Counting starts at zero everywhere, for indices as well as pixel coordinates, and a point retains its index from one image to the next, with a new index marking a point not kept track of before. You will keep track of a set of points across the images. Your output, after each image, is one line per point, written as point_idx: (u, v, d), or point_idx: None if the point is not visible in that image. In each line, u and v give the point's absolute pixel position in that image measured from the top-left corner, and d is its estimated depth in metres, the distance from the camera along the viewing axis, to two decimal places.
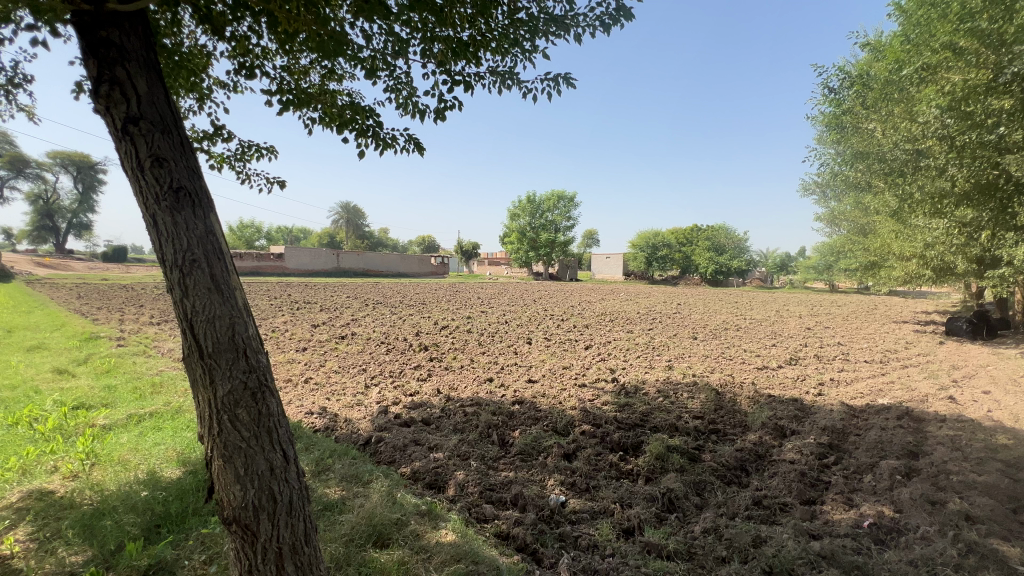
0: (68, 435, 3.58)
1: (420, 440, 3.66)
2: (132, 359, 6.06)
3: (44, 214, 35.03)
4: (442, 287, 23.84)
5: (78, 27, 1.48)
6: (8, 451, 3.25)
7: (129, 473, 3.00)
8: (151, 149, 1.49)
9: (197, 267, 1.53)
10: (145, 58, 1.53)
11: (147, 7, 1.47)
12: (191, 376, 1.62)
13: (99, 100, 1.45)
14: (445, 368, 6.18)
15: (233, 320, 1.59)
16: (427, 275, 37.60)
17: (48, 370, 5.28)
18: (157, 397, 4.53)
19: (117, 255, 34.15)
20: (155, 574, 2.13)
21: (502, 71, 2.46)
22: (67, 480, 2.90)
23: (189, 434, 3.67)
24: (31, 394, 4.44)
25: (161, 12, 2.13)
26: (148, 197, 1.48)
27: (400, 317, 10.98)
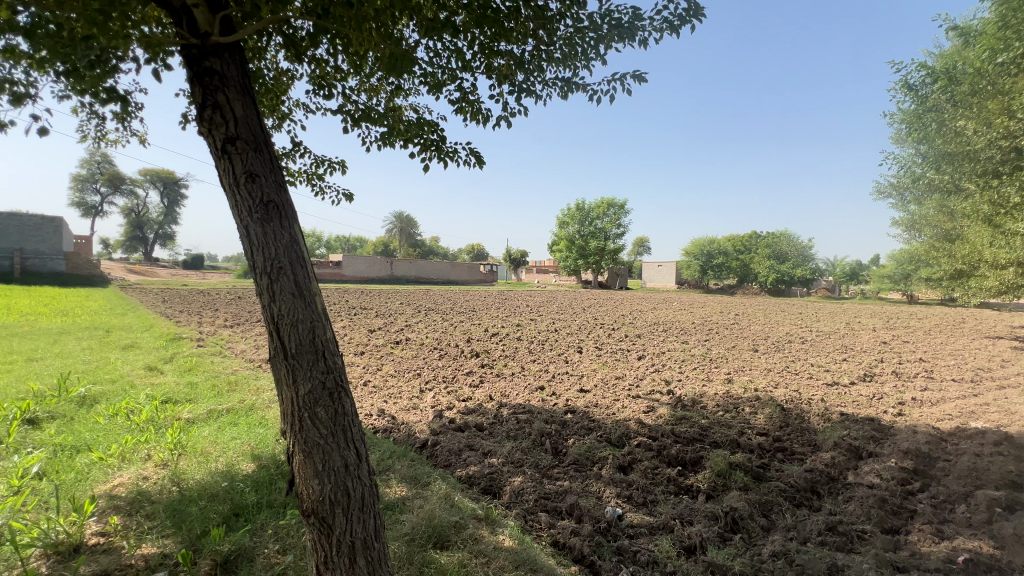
0: (158, 426, 3.94)
1: (475, 446, 3.71)
2: (210, 359, 6.57)
3: (136, 226, 38.92)
4: (491, 295, 24.11)
5: (187, 59, 1.65)
6: (109, 439, 3.62)
7: (210, 464, 3.25)
8: (245, 165, 1.63)
9: (283, 274, 1.66)
10: (242, 84, 1.68)
11: (244, 37, 1.62)
12: (276, 375, 1.75)
13: (203, 124, 1.62)
14: (497, 375, 6.24)
15: (314, 323, 1.71)
16: (476, 282, 38.22)
17: (141, 367, 5.84)
18: (233, 395, 4.89)
19: (195, 262, 37.24)
20: (236, 559, 2.30)
21: (566, 80, 2.50)
22: (159, 468, 3.19)
23: (262, 430, 3.94)
24: (127, 388, 4.92)
25: (250, 41, 2.34)
26: (242, 211, 1.63)
27: (451, 324, 11.21)
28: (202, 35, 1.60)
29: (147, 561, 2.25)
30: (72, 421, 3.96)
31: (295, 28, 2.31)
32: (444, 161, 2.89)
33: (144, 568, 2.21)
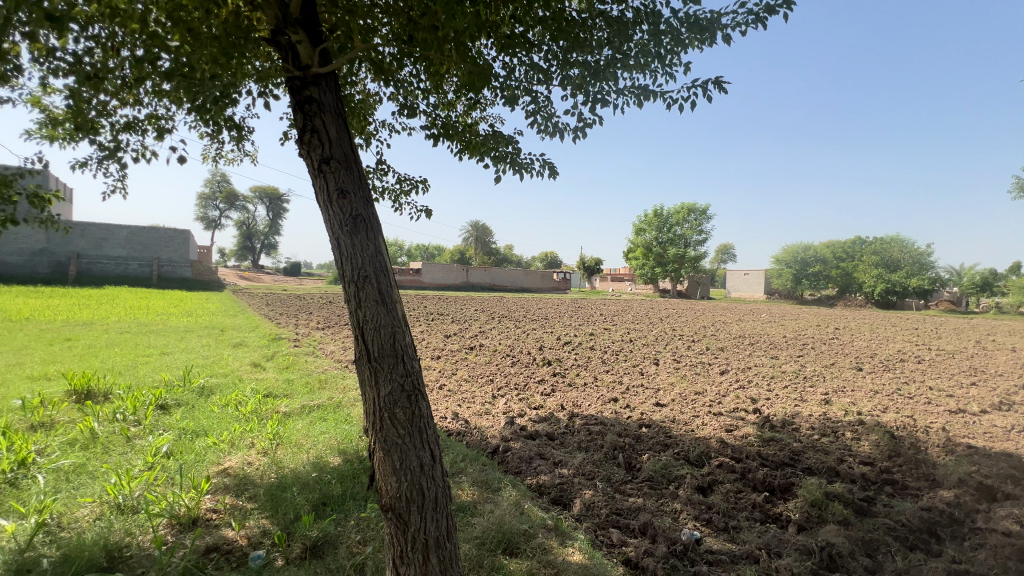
0: (261, 417, 4.38)
1: (545, 455, 3.70)
2: (304, 358, 7.19)
3: (247, 237, 43.79)
4: (564, 302, 23.96)
5: (291, 89, 1.85)
6: (222, 426, 4.09)
7: (303, 455, 3.55)
8: (337, 184, 1.78)
9: (368, 283, 1.78)
10: (336, 109, 1.85)
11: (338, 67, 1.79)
12: (360, 376, 1.88)
13: (304, 147, 1.80)
14: (568, 384, 6.18)
15: (395, 330, 1.82)
16: (548, 290, 38.21)
17: (248, 364, 6.54)
18: (323, 392, 5.31)
19: (294, 270, 41.01)
20: (323, 545, 2.48)
21: (642, 87, 2.46)
22: (260, 455, 3.54)
23: (347, 426, 4.23)
24: (237, 382, 5.53)
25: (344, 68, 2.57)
26: (335, 225, 1.78)
27: (524, 331, 11.30)
28: (303, 67, 1.80)
29: (249, 539, 2.51)
30: (193, 409, 4.53)
31: (384, 55, 2.51)
32: (519, 173, 2.95)
33: (248, 545, 2.47)
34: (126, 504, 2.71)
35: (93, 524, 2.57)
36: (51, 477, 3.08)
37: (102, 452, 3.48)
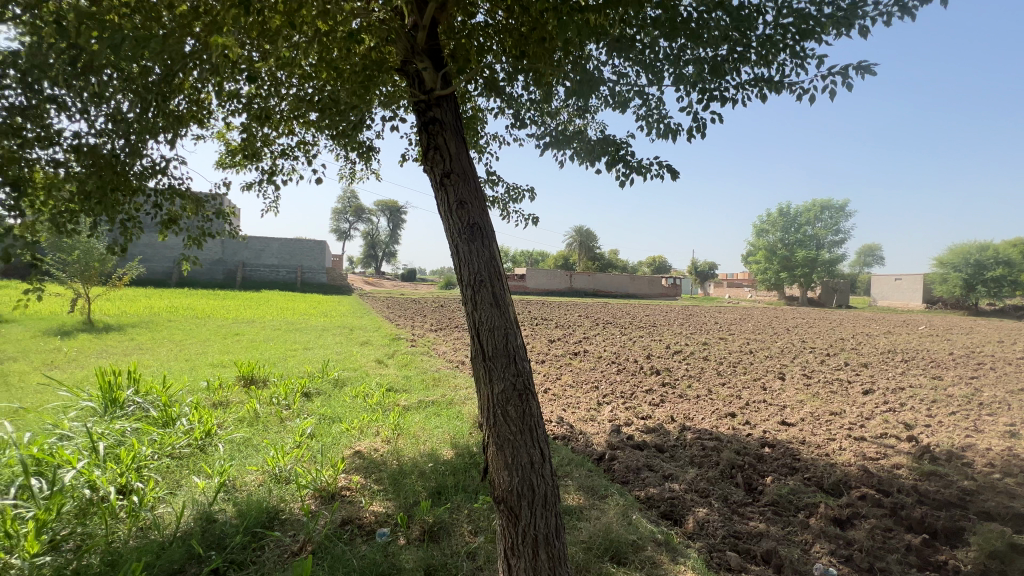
0: (384, 408, 4.85)
1: (654, 467, 3.57)
2: (421, 358, 7.77)
3: (372, 247, 48.61)
4: (674, 309, 22.70)
5: (418, 112, 2.06)
6: (354, 414, 4.61)
7: (420, 446, 3.85)
8: (456, 195, 1.93)
9: (483, 286, 1.90)
10: (455, 127, 2.02)
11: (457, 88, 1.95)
12: (475, 374, 2.00)
13: (428, 163, 1.98)
14: (679, 396, 5.86)
15: (508, 331, 1.92)
16: (656, 296, 36.58)
17: (373, 360, 7.26)
18: (437, 389, 5.69)
19: (410, 275, 44.49)
20: (439, 530, 2.66)
21: (765, 80, 2.32)
22: (385, 442, 3.91)
23: (458, 422, 4.49)
24: (365, 376, 6.18)
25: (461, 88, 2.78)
26: (454, 233, 1.93)
27: (630, 338, 10.96)
28: (427, 91, 2.01)
29: (377, 517, 2.80)
30: (330, 397, 5.17)
31: (497, 72, 2.71)
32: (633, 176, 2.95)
33: (375, 522, 2.75)
34: (282, 475, 3.19)
35: (257, 488, 3.06)
36: (227, 446, 3.74)
37: (263, 429, 4.13)
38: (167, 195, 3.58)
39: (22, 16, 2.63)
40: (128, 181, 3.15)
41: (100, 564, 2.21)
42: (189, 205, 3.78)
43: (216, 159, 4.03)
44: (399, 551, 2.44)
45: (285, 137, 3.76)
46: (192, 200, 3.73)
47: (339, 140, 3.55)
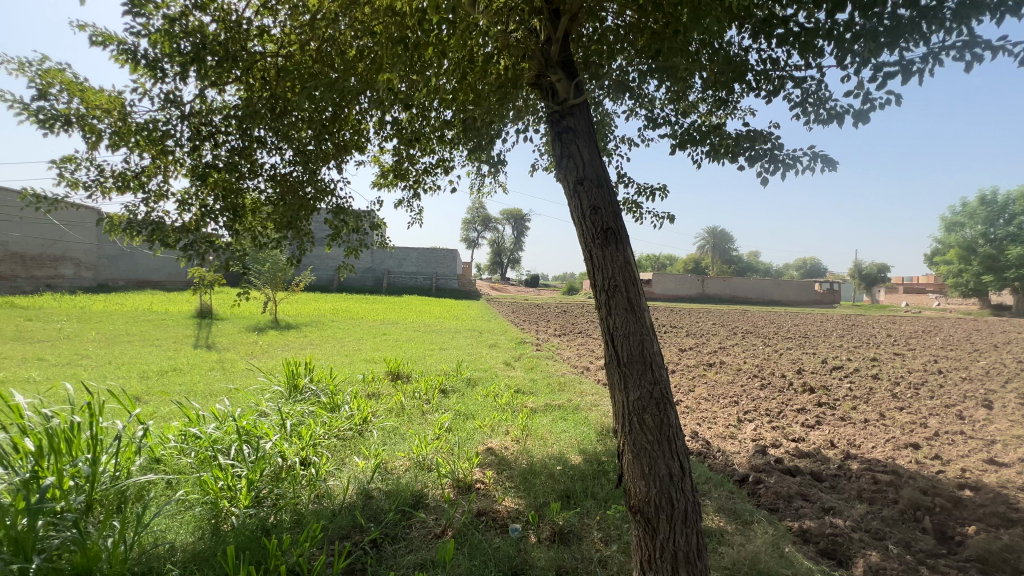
0: (513, 408, 5.04)
1: (810, 497, 3.14)
2: (546, 362, 7.92)
3: (498, 254, 51.08)
4: (829, 318, 19.75)
5: (551, 122, 2.15)
6: (486, 412, 4.88)
7: (548, 448, 3.92)
8: (590, 201, 1.96)
9: (618, 291, 1.90)
10: (588, 134, 2.07)
11: (590, 94, 2.00)
12: (609, 380, 2.00)
13: (561, 170, 2.04)
14: (841, 418, 5.07)
15: (643, 337, 1.89)
16: (806, 303, 32.27)
17: (502, 362, 7.60)
18: (563, 394, 5.73)
19: (534, 281, 45.68)
20: (569, 534, 2.68)
21: (964, 44, 2.03)
22: (514, 441, 4.07)
23: (585, 428, 4.47)
24: (495, 377, 6.49)
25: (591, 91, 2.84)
26: (586, 237, 1.95)
27: (776, 350, 9.80)
28: (562, 102, 2.11)
29: (510, 512, 2.92)
30: (465, 394, 5.54)
31: (627, 74, 2.75)
32: (787, 170, 2.82)
33: (508, 517, 2.88)
34: (425, 463, 3.51)
35: (405, 473, 3.40)
36: (379, 433, 4.23)
37: (408, 420, 4.59)
38: (336, 214, 4.21)
39: (241, 78, 3.32)
40: (308, 203, 3.78)
41: (290, 521, 2.67)
42: (352, 221, 4.40)
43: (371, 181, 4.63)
44: (531, 548, 2.51)
45: (427, 156, 4.18)
46: (353, 217, 4.34)
47: (474, 155, 3.83)
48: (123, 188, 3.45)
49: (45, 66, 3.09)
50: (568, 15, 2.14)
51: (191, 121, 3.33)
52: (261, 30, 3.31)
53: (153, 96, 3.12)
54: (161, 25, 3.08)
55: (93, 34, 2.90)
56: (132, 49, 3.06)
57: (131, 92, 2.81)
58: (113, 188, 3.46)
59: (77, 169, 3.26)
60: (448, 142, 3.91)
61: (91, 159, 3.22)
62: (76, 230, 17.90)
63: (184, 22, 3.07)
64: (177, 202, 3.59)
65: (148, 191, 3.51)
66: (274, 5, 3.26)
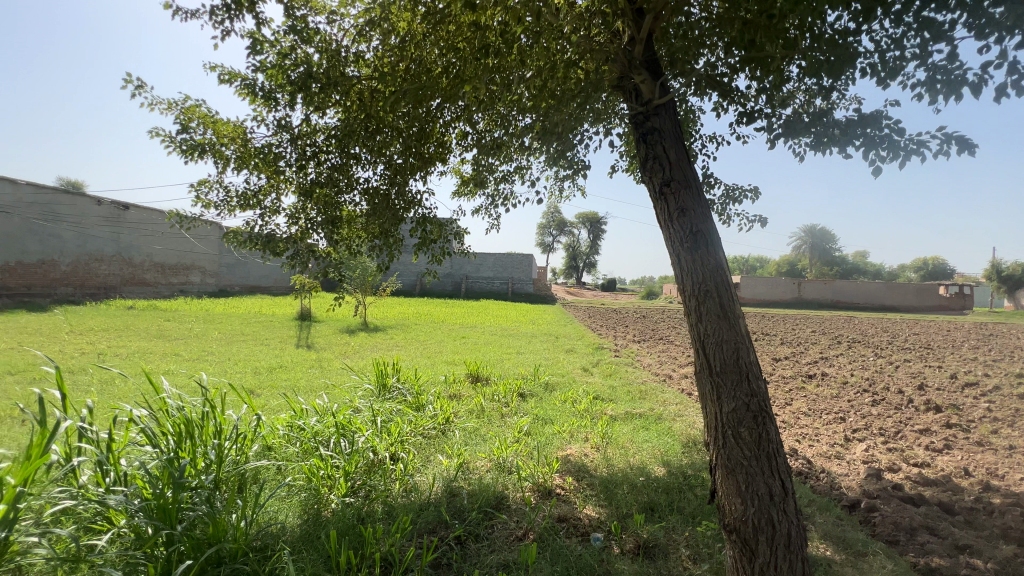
0: (592, 415, 4.96)
1: (938, 531, 2.75)
2: (625, 368, 7.70)
3: (573, 258, 50.70)
4: (958, 326, 17.19)
5: (635, 124, 2.24)
6: (564, 417, 4.85)
7: (629, 458, 3.81)
8: (677, 205, 2.04)
9: (709, 298, 1.97)
10: (674, 133, 2.14)
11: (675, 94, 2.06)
12: (701, 390, 2.06)
13: (647, 174, 2.14)
14: (977, 443, 4.38)
15: (738, 345, 1.95)
16: (927, 309, 28.35)
17: (579, 368, 7.51)
18: (643, 402, 5.54)
19: (610, 285, 44.75)
20: (654, 549, 2.58)
21: None
22: (594, 449, 4.00)
23: (669, 439, 4.28)
24: (572, 382, 6.43)
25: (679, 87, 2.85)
26: (676, 242, 2.03)
27: (891, 362, 8.70)
28: (646, 102, 2.19)
29: (591, 521, 2.88)
30: (543, 399, 5.56)
31: (718, 67, 2.71)
32: (909, 155, 2.57)
33: (589, 525, 2.84)
34: (506, 465, 3.57)
35: (486, 474, 3.48)
36: (461, 433, 4.37)
37: (489, 422, 4.70)
38: (421, 223, 4.45)
39: (339, 101, 3.62)
40: (397, 213, 4.03)
41: (382, 511, 2.84)
42: (435, 230, 4.62)
43: (452, 190, 4.83)
44: (614, 560, 2.46)
45: (506, 164, 4.29)
46: (436, 226, 4.55)
47: (553, 160, 3.85)
48: (244, 205, 3.92)
49: (185, 103, 3.60)
50: (653, 14, 2.11)
51: (298, 144, 3.70)
52: (357, 56, 3.61)
53: (268, 123, 3.52)
54: (275, 60, 3.47)
55: (222, 73, 3.33)
56: (251, 83, 3.48)
57: (250, 121, 3.19)
58: (237, 207, 3.93)
59: (208, 190, 3.75)
60: (525, 149, 3.98)
61: (220, 181, 3.69)
62: (203, 243, 20.52)
63: (293, 56, 3.44)
64: (286, 216, 4.00)
65: (264, 208, 3.95)
66: (368, 33, 3.53)
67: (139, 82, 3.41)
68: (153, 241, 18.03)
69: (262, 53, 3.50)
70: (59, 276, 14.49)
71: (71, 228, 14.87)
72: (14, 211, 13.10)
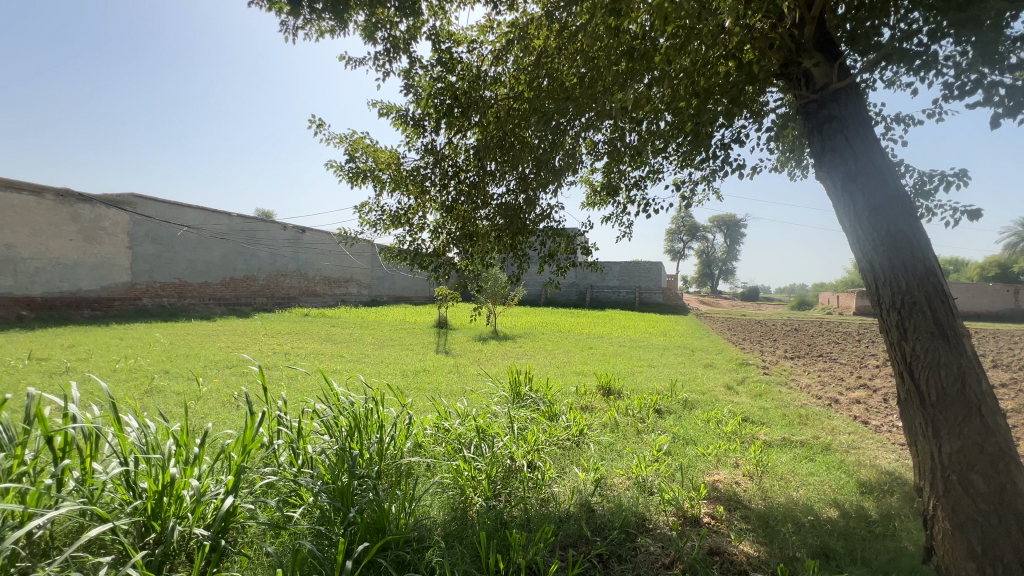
0: (741, 438, 4.48)
1: None
2: (778, 388, 6.81)
3: (708, 265, 47.04)
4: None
5: (808, 113, 2.43)
6: (708, 439, 4.46)
7: (792, 492, 3.35)
8: (869, 203, 2.18)
9: (917, 308, 2.07)
10: (856, 120, 2.27)
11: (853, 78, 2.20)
12: (917, 421, 2.12)
13: (825, 168, 2.36)
14: None
15: (959, 368, 1.98)
16: None
17: (722, 386, 6.85)
18: (805, 428, 4.82)
19: (752, 293, 40.54)
20: None
21: None
22: (747, 477, 3.60)
23: (844, 475, 3.66)
24: (715, 401, 5.88)
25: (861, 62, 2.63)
26: (872, 243, 2.17)
27: None
28: (822, 87, 2.34)
29: (749, 559, 2.58)
30: (681, 417, 5.18)
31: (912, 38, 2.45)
32: None
33: (747, 563, 2.54)
34: (646, 485, 3.39)
35: (625, 492, 3.35)
36: (596, 446, 4.27)
37: (624, 437, 4.53)
38: (550, 235, 4.51)
39: (476, 124, 3.84)
40: (527, 226, 4.15)
41: (522, 518, 2.89)
42: (563, 242, 4.66)
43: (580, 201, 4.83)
44: None
45: (637, 170, 4.15)
46: (564, 238, 4.58)
47: (692, 160, 3.62)
48: (396, 223, 4.38)
49: (352, 137, 4.17)
50: None
51: (442, 165, 4.04)
52: (495, 79, 3.82)
53: (417, 149, 3.90)
54: (425, 91, 3.84)
55: (382, 108, 3.79)
56: (404, 114, 3.90)
57: (403, 149, 3.57)
58: (390, 225, 4.41)
59: (368, 211, 4.28)
60: (657, 153, 3.82)
61: (378, 204, 4.19)
62: (360, 259, 23.48)
63: (439, 84, 3.77)
64: (430, 232, 4.37)
65: (412, 225, 4.37)
66: (503, 55, 3.73)
67: (319, 123, 4.04)
68: (323, 257, 21.19)
69: (415, 85, 3.89)
70: (257, 289, 17.87)
71: (266, 249, 18.21)
72: (229, 237, 16.53)
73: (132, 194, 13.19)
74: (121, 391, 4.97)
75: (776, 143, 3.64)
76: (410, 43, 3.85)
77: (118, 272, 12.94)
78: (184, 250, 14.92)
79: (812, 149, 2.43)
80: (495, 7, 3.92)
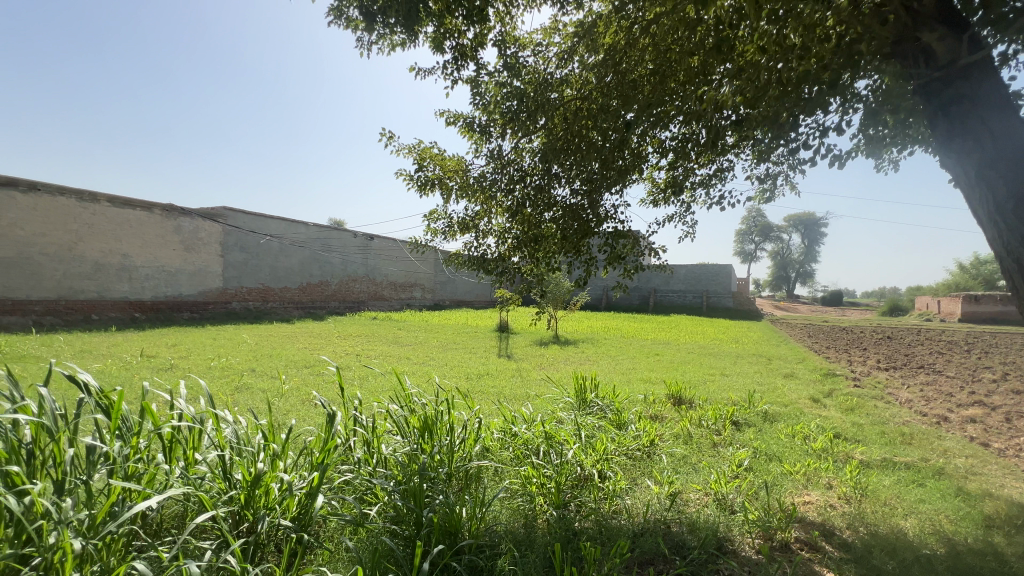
0: (834, 456, 4.09)
1: None
2: (872, 402, 6.17)
3: (783, 266, 44.07)
4: None
5: (932, 92, 2.35)
6: (795, 456, 4.10)
7: (900, 521, 2.98)
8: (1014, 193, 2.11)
9: None
10: (990, 97, 2.19)
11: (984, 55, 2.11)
12: None
13: (960, 153, 2.30)
14: None
15: None
16: None
17: (806, 398, 6.31)
18: (909, 449, 4.31)
19: (835, 298, 37.45)
20: None
21: None
22: (843, 501, 3.26)
23: (962, 503, 3.22)
24: (800, 414, 5.42)
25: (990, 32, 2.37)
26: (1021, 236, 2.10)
27: None
28: (947, 64, 2.25)
29: None
30: (762, 431, 4.81)
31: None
32: None
33: None
34: (726, 503, 3.16)
35: (703, 509, 3.14)
36: (669, 458, 4.07)
37: (699, 450, 4.28)
38: (615, 237, 4.36)
39: (541, 128, 3.82)
40: (592, 228, 4.04)
41: (594, 530, 2.78)
42: (630, 244, 4.50)
43: (644, 200, 4.63)
44: None
45: (706, 167, 3.93)
46: (631, 239, 4.42)
47: (773, 153, 3.37)
48: (463, 229, 4.44)
49: (421, 146, 4.28)
50: None
51: (507, 170, 4.04)
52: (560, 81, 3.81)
53: (484, 155, 3.94)
54: (492, 97, 3.88)
55: (450, 116, 3.86)
56: (471, 121, 3.95)
57: (471, 154, 3.62)
58: (457, 231, 4.48)
59: (436, 218, 4.37)
60: (731, 149, 3.60)
61: (445, 210, 4.27)
62: (424, 264, 24.27)
63: (506, 89, 3.78)
64: (496, 237, 4.39)
65: (478, 230, 4.41)
66: (569, 57, 3.69)
67: (390, 133, 4.19)
68: (390, 263, 22.15)
69: (482, 92, 3.94)
70: (331, 293, 18.98)
71: (339, 256, 19.32)
72: (306, 245, 17.72)
73: (223, 207, 14.51)
74: (216, 388, 5.43)
75: (875, 130, 3.30)
76: (478, 50, 3.90)
77: (212, 278, 14.24)
78: (267, 257, 16.16)
79: (942, 135, 2.39)
80: (562, 8, 3.88)
